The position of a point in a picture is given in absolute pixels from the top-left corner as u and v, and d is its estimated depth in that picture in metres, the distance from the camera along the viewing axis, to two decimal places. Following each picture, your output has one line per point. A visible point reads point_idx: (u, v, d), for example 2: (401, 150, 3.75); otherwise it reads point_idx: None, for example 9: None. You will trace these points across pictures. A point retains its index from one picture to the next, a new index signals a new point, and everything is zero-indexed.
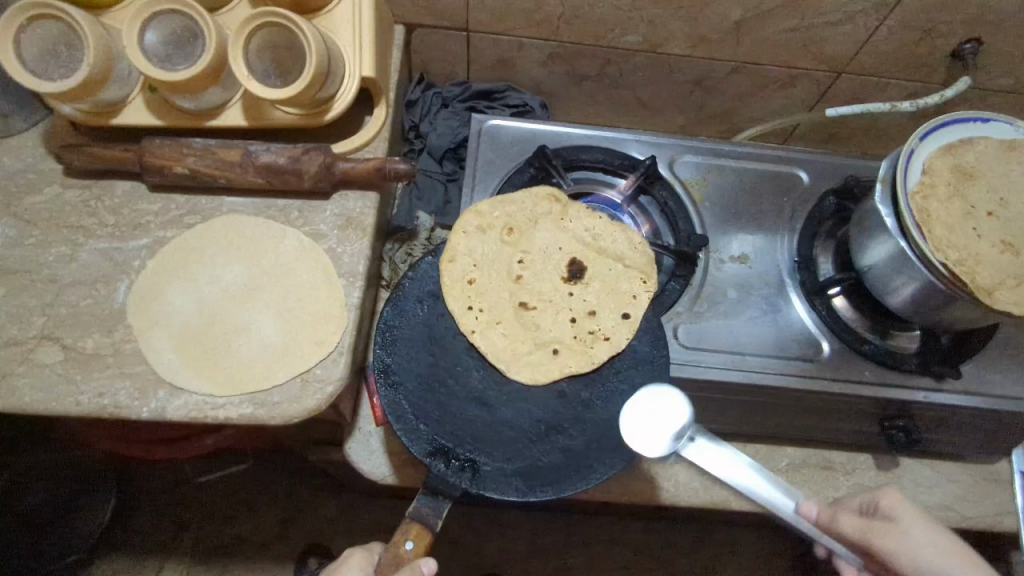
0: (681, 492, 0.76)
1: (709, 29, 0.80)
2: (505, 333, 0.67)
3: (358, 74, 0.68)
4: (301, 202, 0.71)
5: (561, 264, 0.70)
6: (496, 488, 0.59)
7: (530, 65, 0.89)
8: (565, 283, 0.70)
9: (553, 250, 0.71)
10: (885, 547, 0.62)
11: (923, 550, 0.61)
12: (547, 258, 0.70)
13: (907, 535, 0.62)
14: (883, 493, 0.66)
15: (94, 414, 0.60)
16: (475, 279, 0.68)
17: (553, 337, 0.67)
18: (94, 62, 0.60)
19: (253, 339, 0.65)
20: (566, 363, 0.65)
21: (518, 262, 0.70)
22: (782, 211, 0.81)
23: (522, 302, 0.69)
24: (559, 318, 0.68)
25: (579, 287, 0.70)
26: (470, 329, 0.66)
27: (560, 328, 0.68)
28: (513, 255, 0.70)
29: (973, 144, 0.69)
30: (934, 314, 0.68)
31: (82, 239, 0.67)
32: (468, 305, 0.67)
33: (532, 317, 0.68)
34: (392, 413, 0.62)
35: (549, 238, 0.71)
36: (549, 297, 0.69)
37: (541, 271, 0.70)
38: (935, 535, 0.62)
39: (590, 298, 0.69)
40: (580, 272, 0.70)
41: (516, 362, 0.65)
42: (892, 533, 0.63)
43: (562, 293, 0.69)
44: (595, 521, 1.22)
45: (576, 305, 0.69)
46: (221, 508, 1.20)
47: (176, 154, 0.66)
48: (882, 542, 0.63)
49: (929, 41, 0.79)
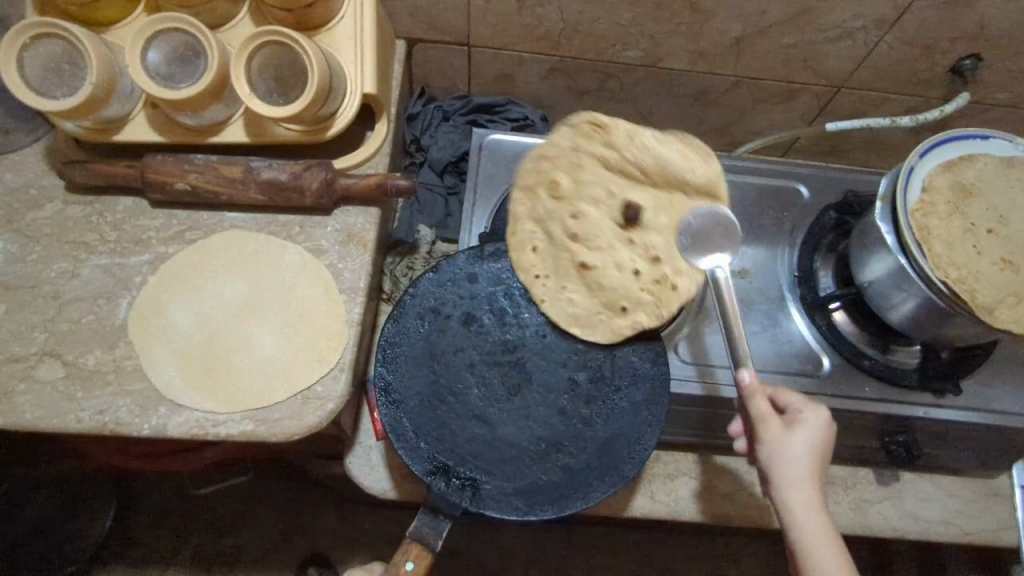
0: (682, 507, 0.76)
1: (709, 45, 0.81)
2: (573, 298, 0.69)
3: (360, 91, 0.68)
4: (302, 218, 0.71)
5: (617, 216, 0.70)
6: (496, 507, 0.60)
7: (531, 79, 0.89)
8: (625, 229, 0.70)
9: (604, 194, 0.70)
10: (764, 440, 0.59)
11: (787, 466, 0.58)
12: (601, 222, 0.70)
13: (792, 449, 0.58)
14: (815, 408, 0.60)
15: (95, 431, 0.60)
16: (538, 246, 0.70)
17: (621, 295, 0.68)
18: (97, 79, 0.60)
19: (254, 355, 0.65)
20: (636, 321, 0.67)
21: (572, 219, 0.70)
22: (782, 225, 0.81)
23: (580, 261, 0.69)
24: (621, 272, 0.69)
25: (639, 232, 0.70)
26: (540, 297, 0.68)
27: (626, 280, 0.69)
28: (565, 213, 0.70)
29: (973, 161, 0.69)
30: (935, 330, 0.68)
31: (83, 255, 0.68)
32: (533, 275, 0.69)
33: (597, 277, 0.69)
34: (393, 431, 0.62)
35: (606, 190, 0.70)
36: (608, 250, 0.70)
37: (597, 229, 0.70)
38: (810, 465, 0.58)
39: (654, 242, 0.69)
40: (638, 213, 0.69)
41: (581, 322, 0.67)
42: (783, 438, 0.58)
43: (624, 243, 0.70)
44: (596, 532, 1.22)
45: (639, 252, 0.69)
46: (221, 518, 1.20)
47: (178, 170, 0.66)
48: (767, 436, 0.59)
49: (929, 56, 0.79)
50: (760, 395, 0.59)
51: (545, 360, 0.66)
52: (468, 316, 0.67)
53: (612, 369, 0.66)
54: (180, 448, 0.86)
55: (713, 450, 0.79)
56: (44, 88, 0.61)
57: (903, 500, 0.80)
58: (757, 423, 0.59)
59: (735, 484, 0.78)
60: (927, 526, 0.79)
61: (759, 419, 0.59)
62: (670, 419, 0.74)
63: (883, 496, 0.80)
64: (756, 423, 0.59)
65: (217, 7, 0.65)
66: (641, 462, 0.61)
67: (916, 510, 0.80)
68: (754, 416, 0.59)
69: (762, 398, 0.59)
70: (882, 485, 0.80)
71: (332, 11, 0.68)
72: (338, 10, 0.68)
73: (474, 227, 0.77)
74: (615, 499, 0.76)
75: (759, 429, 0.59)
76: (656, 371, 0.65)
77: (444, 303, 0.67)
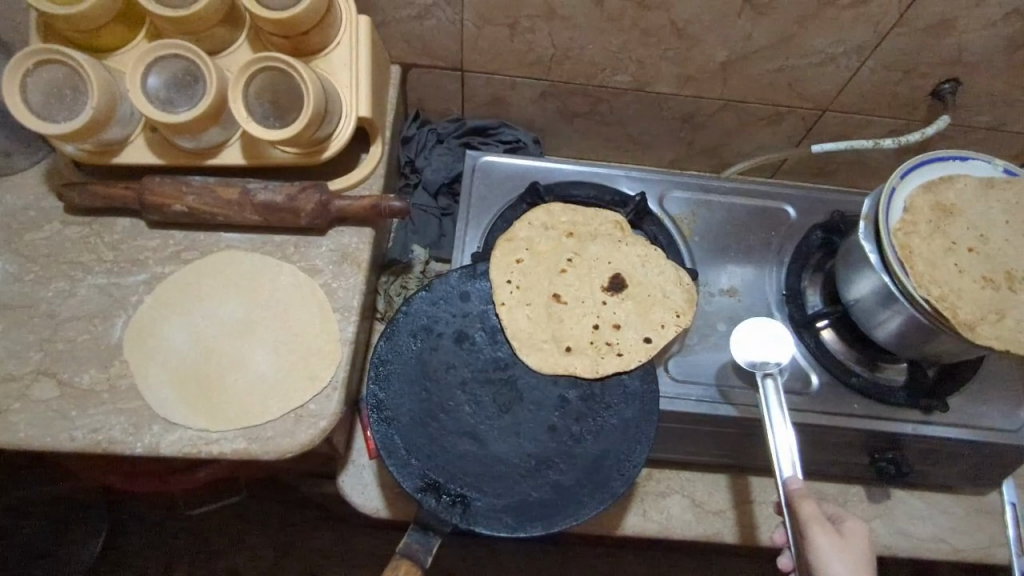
0: (674, 524, 0.77)
1: (696, 69, 0.83)
2: (530, 315, 0.70)
3: (355, 115, 0.70)
4: (297, 238, 0.72)
5: (604, 274, 0.73)
6: (486, 524, 0.60)
7: (523, 103, 0.91)
8: (603, 291, 0.72)
9: (602, 261, 0.73)
10: (817, 541, 0.58)
11: (842, 568, 0.57)
12: (594, 267, 0.73)
13: (845, 550, 0.58)
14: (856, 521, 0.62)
15: (89, 449, 0.60)
16: (522, 259, 0.73)
17: (571, 337, 0.69)
18: (98, 103, 0.62)
19: (248, 373, 0.66)
20: (574, 364, 0.67)
21: (567, 259, 0.73)
22: (770, 245, 0.82)
23: (557, 294, 0.72)
24: (582, 321, 0.70)
25: (614, 299, 0.71)
26: (501, 301, 0.69)
27: (582, 328, 0.70)
28: (564, 253, 0.74)
29: (953, 182, 0.71)
30: (920, 347, 0.70)
31: (81, 275, 0.69)
32: (507, 279, 0.71)
33: (560, 311, 0.71)
34: (384, 448, 0.62)
35: (605, 251, 0.74)
36: (582, 299, 0.72)
37: (583, 276, 0.73)
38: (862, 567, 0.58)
39: (620, 312, 0.71)
40: (621, 287, 0.72)
41: (526, 345, 0.68)
42: (836, 538, 0.59)
43: (596, 300, 0.71)
44: (592, 553, 1.21)
45: (605, 314, 0.71)
46: (214, 540, 1.19)
47: (176, 192, 0.68)
48: (820, 537, 0.58)
49: (909, 80, 0.81)
50: (809, 499, 0.59)
51: (535, 379, 0.67)
52: (460, 334, 0.68)
53: (602, 387, 0.67)
54: (173, 467, 0.86)
55: (705, 468, 0.79)
56: (46, 113, 0.63)
57: (894, 517, 0.80)
58: (808, 527, 0.59)
59: (727, 501, 0.78)
60: (919, 544, 0.79)
61: (812, 522, 0.59)
62: (661, 436, 0.75)
63: (875, 513, 0.80)
64: (809, 526, 0.59)
65: (217, 34, 0.67)
66: (630, 478, 0.62)
67: (907, 527, 0.80)
68: (805, 520, 0.59)
69: (811, 502, 0.60)
70: (874, 502, 0.81)
71: (329, 38, 0.70)
72: (334, 37, 0.70)
73: (467, 247, 0.78)
74: (608, 516, 0.76)
75: (810, 530, 0.59)
76: (645, 389, 0.66)
77: (437, 322, 0.68)
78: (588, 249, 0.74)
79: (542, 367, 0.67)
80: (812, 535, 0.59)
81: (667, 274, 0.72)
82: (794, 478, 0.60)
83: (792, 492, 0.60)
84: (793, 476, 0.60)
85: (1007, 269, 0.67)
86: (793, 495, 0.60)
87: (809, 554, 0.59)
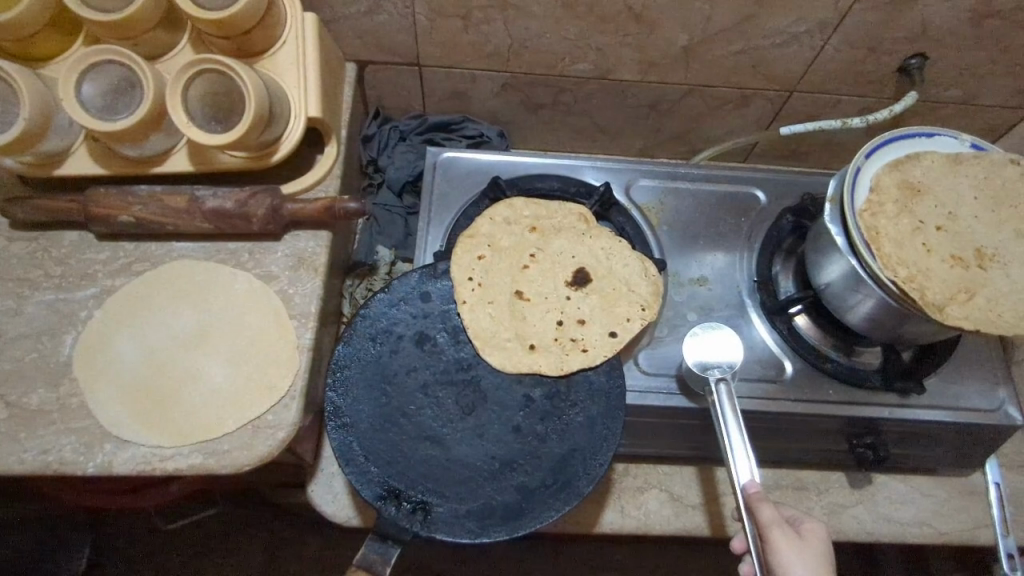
0: (652, 520, 0.75)
1: (657, 55, 0.81)
2: (493, 314, 0.68)
3: (304, 115, 0.69)
4: (251, 245, 0.70)
5: (568, 269, 0.71)
6: (448, 531, 0.58)
7: (485, 96, 0.89)
8: (567, 286, 0.70)
9: (566, 255, 0.72)
10: (778, 544, 0.56)
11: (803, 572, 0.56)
12: (558, 262, 0.71)
13: (804, 554, 0.57)
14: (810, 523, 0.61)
15: (39, 472, 0.59)
16: (485, 256, 0.71)
17: (535, 335, 0.67)
18: (30, 114, 0.60)
19: (202, 386, 0.64)
20: (540, 362, 0.66)
21: (530, 255, 0.72)
22: (740, 231, 0.81)
23: (520, 291, 0.70)
24: (546, 319, 0.69)
25: (579, 293, 0.70)
26: (462, 299, 0.68)
27: (546, 325, 0.68)
28: (526, 249, 0.72)
29: (919, 159, 0.69)
30: (893, 330, 0.68)
31: (28, 291, 0.67)
32: (468, 277, 0.69)
33: (524, 308, 0.69)
34: (343, 456, 0.60)
35: (568, 245, 0.72)
36: (546, 295, 0.70)
37: (547, 271, 0.71)
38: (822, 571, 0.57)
39: (584, 307, 0.69)
40: (585, 281, 0.70)
41: (489, 344, 0.66)
42: (795, 539, 0.57)
43: (560, 296, 0.70)
44: (583, 548, 1.19)
45: (570, 310, 0.69)
46: (201, 553, 1.17)
47: (122, 202, 0.65)
48: (781, 540, 0.56)
49: (876, 57, 0.80)
50: (767, 502, 0.57)
51: (499, 379, 0.66)
52: (421, 336, 0.67)
53: (567, 384, 0.65)
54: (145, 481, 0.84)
55: (681, 461, 0.78)
56: None
57: (876, 502, 0.79)
58: (769, 530, 0.57)
59: (706, 494, 0.77)
60: (903, 528, 0.78)
61: (772, 525, 0.57)
62: (633, 431, 0.73)
63: (857, 500, 0.79)
64: (769, 531, 0.57)
65: (154, 37, 0.65)
66: (596, 477, 0.60)
67: (890, 511, 0.79)
68: (765, 523, 0.57)
69: (769, 505, 0.58)
70: (855, 488, 0.80)
71: (273, 37, 0.68)
72: (279, 35, 0.68)
73: (429, 246, 0.76)
74: (584, 515, 0.75)
75: (770, 534, 0.57)
76: (612, 386, 0.65)
77: (397, 324, 0.67)
78: (551, 243, 0.72)
79: (506, 366, 0.65)
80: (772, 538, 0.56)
81: (632, 266, 0.71)
82: (751, 482, 0.57)
83: (751, 498, 0.57)
84: (751, 479, 0.58)
85: (977, 247, 0.66)
86: (751, 500, 0.57)
87: (769, 557, 0.57)
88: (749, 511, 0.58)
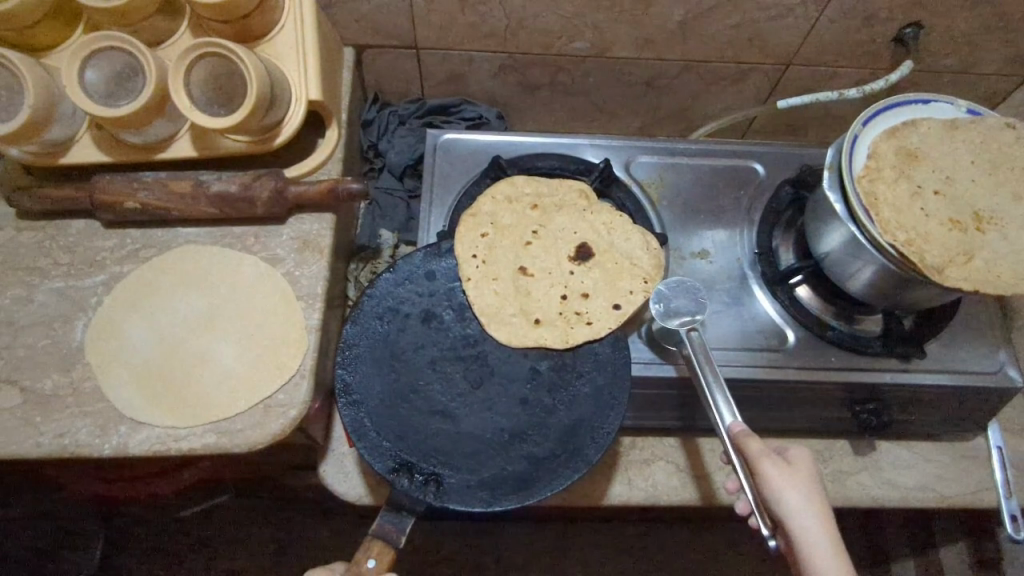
0: (660, 492, 0.76)
1: (653, 31, 0.81)
2: (498, 290, 0.69)
3: (305, 99, 0.69)
4: (256, 228, 0.71)
5: (571, 244, 0.72)
6: (461, 501, 0.59)
7: (482, 78, 0.90)
8: (569, 261, 0.71)
9: (568, 232, 0.72)
10: (769, 475, 0.55)
11: (797, 499, 0.55)
12: (560, 238, 0.72)
13: (797, 479, 0.55)
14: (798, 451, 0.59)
15: (55, 455, 0.60)
16: (488, 234, 0.71)
17: (540, 309, 0.68)
18: (36, 104, 0.60)
19: (212, 368, 0.65)
20: (545, 336, 0.66)
21: (532, 232, 0.72)
22: (739, 204, 0.81)
23: (523, 268, 0.71)
24: (549, 294, 0.69)
25: (581, 268, 0.71)
26: (467, 276, 0.68)
27: (549, 300, 0.69)
28: (529, 226, 0.72)
29: (916, 126, 0.70)
30: (894, 295, 0.68)
31: (36, 280, 0.68)
32: (472, 254, 0.70)
33: (528, 283, 0.70)
34: (355, 431, 0.61)
35: (569, 222, 0.73)
36: (549, 271, 0.71)
37: (549, 248, 0.72)
38: (817, 495, 0.55)
39: (588, 281, 0.70)
40: (588, 256, 0.71)
41: (495, 320, 0.67)
42: (785, 468, 0.56)
43: (563, 270, 0.71)
44: (592, 528, 1.20)
45: (573, 284, 0.70)
46: (211, 542, 1.19)
47: (127, 189, 0.66)
48: (771, 471, 0.55)
49: (871, 27, 0.80)
50: (754, 437, 0.56)
51: (506, 354, 0.67)
52: (428, 314, 0.68)
53: (573, 356, 0.66)
54: (157, 469, 0.85)
55: (687, 434, 0.79)
56: None
57: (880, 468, 0.80)
58: (758, 463, 0.56)
59: (713, 465, 0.78)
60: (906, 493, 0.79)
61: (761, 457, 0.56)
62: (639, 405, 0.74)
63: (861, 466, 0.80)
64: (758, 464, 0.56)
65: (155, 23, 0.65)
66: (604, 446, 0.61)
67: (894, 477, 0.80)
68: (753, 457, 0.56)
69: (757, 440, 0.57)
70: (859, 455, 0.81)
71: (272, 21, 0.68)
72: (278, 20, 0.69)
73: (432, 227, 0.77)
74: (593, 488, 0.76)
75: (762, 467, 0.56)
76: (617, 356, 0.66)
77: (403, 302, 0.68)
78: (553, 220, 0.73)
79: (512, 341, 0.66)
80: (764, 471, 0.55)
81: (634, 240, 0.71)
82: (735, 422, 0.58)
83: (737, 436, 0.57)
84: (736, 421, 0.58)
85: (974, 210, 0.67)
86: (738, 437, 0.57)
87: (762, 489, 0.57)
88: (737, 450, 0.58)
